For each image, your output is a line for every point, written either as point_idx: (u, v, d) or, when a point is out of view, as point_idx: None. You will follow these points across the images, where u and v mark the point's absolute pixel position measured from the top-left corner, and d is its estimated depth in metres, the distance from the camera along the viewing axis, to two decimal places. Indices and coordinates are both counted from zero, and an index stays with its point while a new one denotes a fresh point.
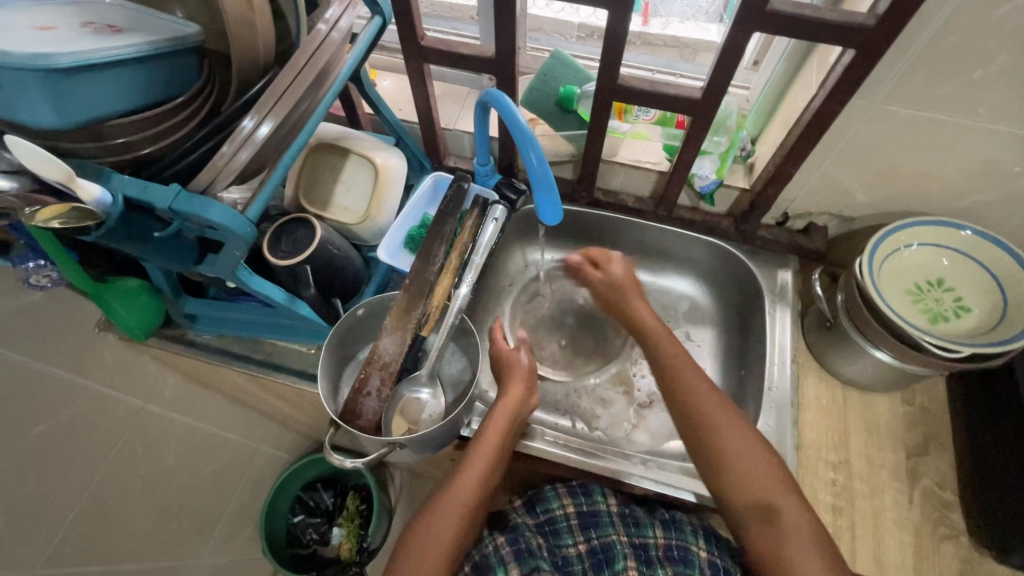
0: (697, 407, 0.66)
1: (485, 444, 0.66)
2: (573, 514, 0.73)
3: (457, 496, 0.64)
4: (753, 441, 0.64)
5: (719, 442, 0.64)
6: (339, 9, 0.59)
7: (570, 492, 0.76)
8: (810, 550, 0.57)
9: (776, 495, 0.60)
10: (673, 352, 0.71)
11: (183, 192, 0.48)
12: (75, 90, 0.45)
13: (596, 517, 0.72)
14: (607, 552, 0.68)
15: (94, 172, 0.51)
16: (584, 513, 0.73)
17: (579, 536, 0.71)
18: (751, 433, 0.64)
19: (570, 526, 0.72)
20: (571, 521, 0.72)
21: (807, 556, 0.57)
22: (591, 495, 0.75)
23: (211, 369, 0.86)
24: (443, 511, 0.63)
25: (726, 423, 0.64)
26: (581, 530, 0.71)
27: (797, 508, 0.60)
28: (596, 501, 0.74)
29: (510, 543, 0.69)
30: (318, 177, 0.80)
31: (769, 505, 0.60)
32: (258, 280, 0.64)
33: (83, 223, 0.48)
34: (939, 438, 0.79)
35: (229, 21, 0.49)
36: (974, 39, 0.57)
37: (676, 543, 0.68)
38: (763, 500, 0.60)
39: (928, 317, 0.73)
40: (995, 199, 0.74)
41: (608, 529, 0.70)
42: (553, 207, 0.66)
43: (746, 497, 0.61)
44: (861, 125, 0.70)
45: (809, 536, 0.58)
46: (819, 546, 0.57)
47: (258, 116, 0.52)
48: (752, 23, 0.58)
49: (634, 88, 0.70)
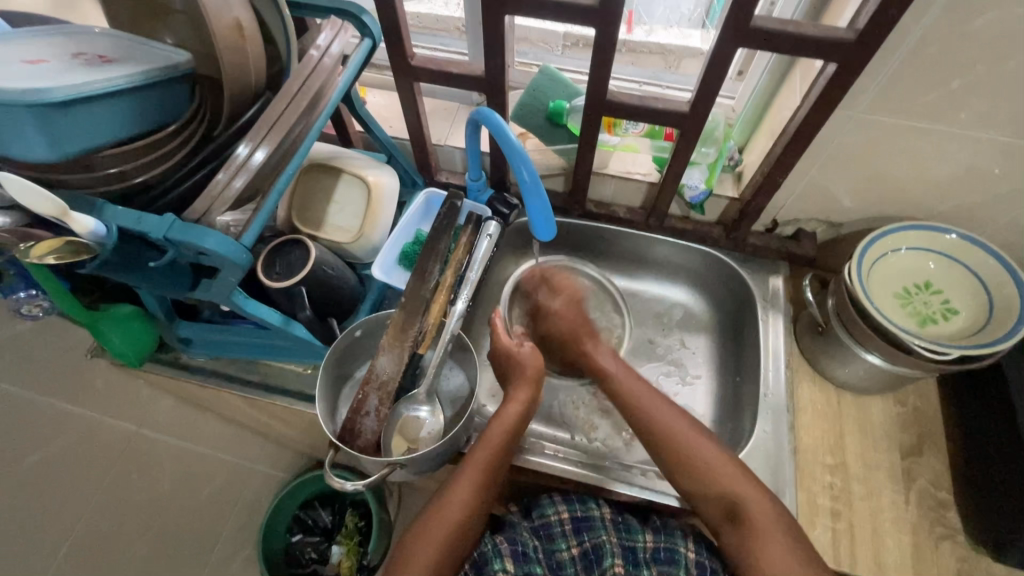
0: (652, 425, 0.69)
1: (469, 476, 0.66)
2: (567, 519, 0.72)
3: (435, 531, 0.63)
4: (713, 447, 0.66)
5: (663, 433, 0.68)
6: (331, 34, 0.61)
7: (564, 499, 0.75)
8: (777, 545, 0.59)
9: (741, 497, 0.63)
10: (626, 375, 0.75)
11: (177, 222, 0.48)
12: (69, 122, 0.45)
13: (589, 522, 0.72)
14: (597, 552, 0.69)
15: (85, 202, 0.49)
16: (578, 518, 0.72)
17: (572, 540, 0.71)
18: (709, 440, 0.67)
19: (564, 531, 0.71)
20: (565, 525, 0.72)
21: (776, 551, 0.59)
22: (586, 501, 0.75)
23: (206, 392, 0.85)
24: (419, 545, 0.62)
25: (682, 432, 0.68)
26: (574, 535, 0.71)
27: (760, 499, 0.62)
28: (590, 508, 0.73)
29: (509, 543, 0.69)
30: (311, 197, 0.80)
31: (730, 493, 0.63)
32: (253, 304, 0.64)
33: (78, 256, 0.49)
34: (932, 438, 0.80)
35: (221, 50, 0.50)
36: (952, 51, 0.59)
37: (664, 546, 0.68)
38: (732, 506, 0.63)
39: (917, 320, 0.74)
40: (976, 202, 0.75)
41: (599, 532, 0.70)
42: (547, 222, 0.67)
43: (712, 502, 0.64)
44: (845, 133, 0.71)
45: (773, 531, 0.60)
46: (787, 539, 0.59)
47: (252, 142, 0.52)
48: (736, 38, 0.59)
49: (623, 103, 0.71)
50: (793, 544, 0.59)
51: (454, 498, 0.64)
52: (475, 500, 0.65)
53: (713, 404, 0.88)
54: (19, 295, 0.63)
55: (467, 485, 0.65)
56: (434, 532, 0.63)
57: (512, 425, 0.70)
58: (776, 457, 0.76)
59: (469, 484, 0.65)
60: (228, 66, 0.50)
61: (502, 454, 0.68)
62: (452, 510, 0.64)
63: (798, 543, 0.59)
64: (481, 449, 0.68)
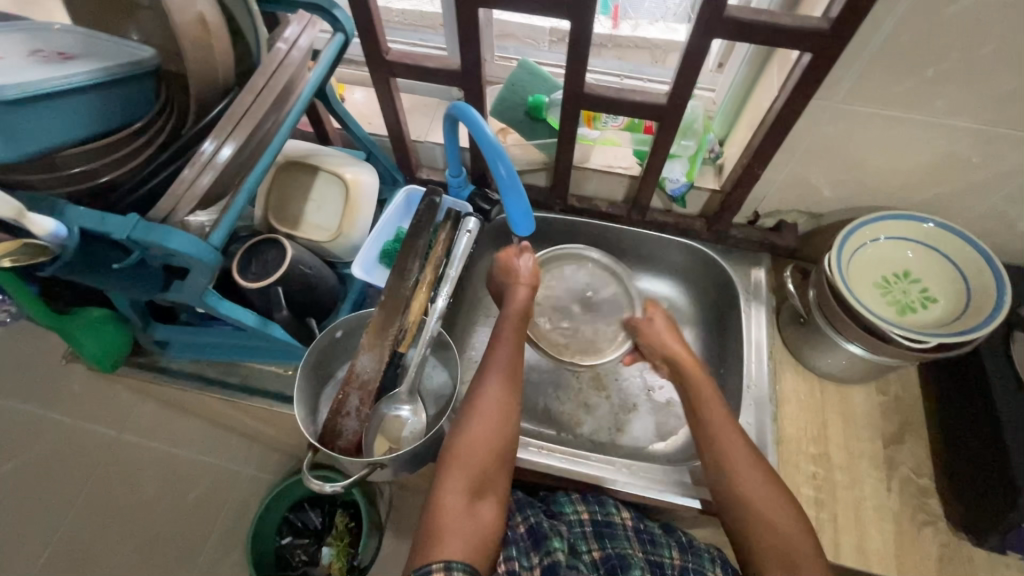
0: (722, 451, 0.65)
1: (495, 375, 0.68)
2: (588, 522, 0.72)
3: (472, 437, 0.63)
4: (779, 493, 0.62)
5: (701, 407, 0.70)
6: (298, 28, 0.60)
7: (584, 500, 0.75)
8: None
9: (800, 553, 0.58)
10: (706, 395, 0.71)
11: (141, 222, 0.47)
12: (26, 121, 0.43)
13: (612, 529, 0.71)
14: (620, 559, 0.67)
15: (47, 205, 0.48)
16: (600, 523, 0.72)
17: (593, 544, 0.70)
18: (777, 487, 0.63)
19: (585, 534, 0.70)
20: (586, 528, 0.71)
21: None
22: (606, 505, 0.75)
23: (185, 395, 0.84)
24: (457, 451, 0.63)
25: (751, 468, 0.64)
26: (595, 539, 0.70)
27: (816, 562, 0.58)
28: (611, 513, 0.73)
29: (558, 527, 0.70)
30: (288, 196, 0.79)
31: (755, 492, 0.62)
32: (226, 305, 0.62)
33: (36, 258, 0.48)
34: (913, 426, 0.81)
35: (185, 44, 0.49)
36: (925, 39, 0.59)
37: (691, 567, 0.68)
38: (787, 555, 0.58)
39: (896, 309, 0.75)
40: (953, 191, 0.76)
41: (623, 542, 0.70)
42: (525, 218, 0.67)
43: (766, 548, 0.60)
44: (823, 124, 0.71)
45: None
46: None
47: (218, 139, 0.52)
48: (712, 29, 0.59)
49: (601, 96, 0.70)
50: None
51: (484, 400, 0.66)
52: (507, 402, 0.66)
53: None
54: None
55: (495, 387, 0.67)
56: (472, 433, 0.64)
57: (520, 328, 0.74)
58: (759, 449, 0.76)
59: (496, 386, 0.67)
60: (192, 61, 0.49)
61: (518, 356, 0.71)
62: (487, 411, 0.65)
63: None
64: (498, 352, 0.71)
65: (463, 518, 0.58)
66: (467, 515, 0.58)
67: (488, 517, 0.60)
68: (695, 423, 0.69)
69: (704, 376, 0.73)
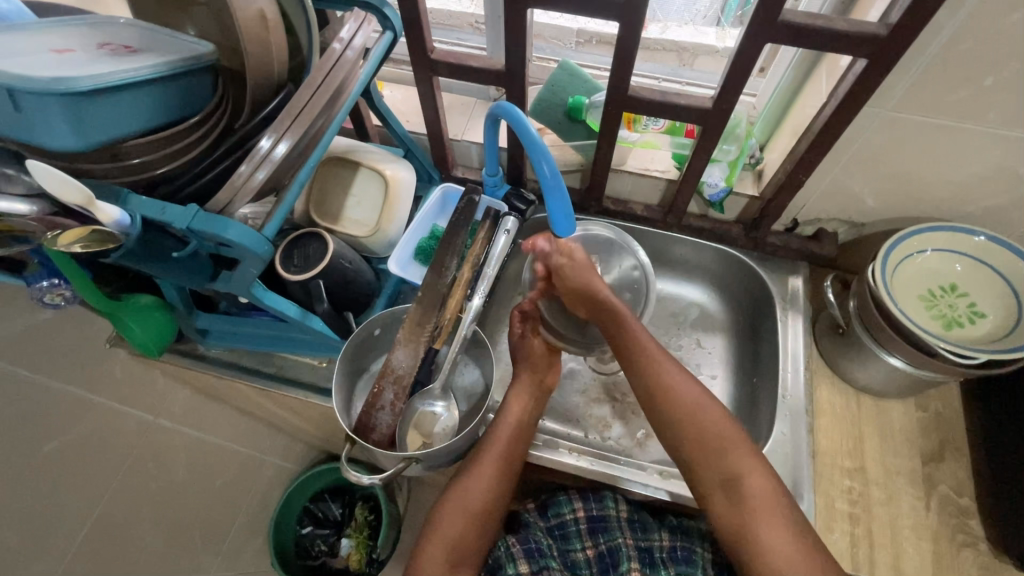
0: (677, 400, 0.66)
1: (484, 470, 0.66)
2: (584, 518, 0.72)
3: (454, 516, 0.65)
4: (720, 416, 0.65)
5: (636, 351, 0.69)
6: (353, 26, 0.61)
7: (581, 497, 0.74)
8: (773, 519, 0.59)
9: (743, 470, 0.61)
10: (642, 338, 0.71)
11: (201, 213, 0.48)
12: (95, 113, 0.45)
13: (605, 523, 0.71)
14: (613, 554, 0.69)
15: (111, 194, 0.50)
16: (595, 518, 0.72)
17: (588, 541, 0.71)
18: (722, 412, 0.66)
19: (579, 530, 0.72)
20: (581, 525, 0.72)
21: (768, 528, 0.59)
22: (603, 500, 0.74)
23: (222, 383, 0.86)
24: (445, 520, 0.65)
25: (699, 404, 0.66)
26: (589, 536, 0.71)
27: (762, 477, 0.61)
28: (607, 507, 0.73)
29: (521, 542, 0.70)
30: (329, 190, 0.79)
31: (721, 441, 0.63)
32: (271, 296, 0.64)
33: (104, 245, 0.49)
34: (954, 444, 0.79)
35: (244, 40, 0.50)
36: (986, 48, 0.58)
37: (681, 545, 0.69)
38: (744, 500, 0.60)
39: (942, 323, 0.73)
40: (1007, 204, 0.74)
41: (615, 533, 0.70)
42: (566, 220, 0.68)
43: (712, 473, 0.63)
44: (872, 132, 0.70)
45: (773, 506, 0.59)
46: (785, 521, 0.59)
47: (275, 135, 0.53)
48: (764, 33, 0.58)
49: (645, 98, 0.70)
50: (788, 524, 0.59)
51: (468, 494, 0.66)
52: (497, 490, 0.67)
53: (729, 405, 0.87)
54: (42, 284, 0.64)
55: (489, 464, 0.67)
56: (460, 506, 0.65)
57: (522, 415, 0.71)
58: (794, 461, 0.75)
59: (483, 476, 0.66)
60: (251, 57, 0.51)
61: (518, 438, 0.69)
62: (467, 503, 0.66)
63: (794, 519, 0.59)
64: (492, 444, 0.68)
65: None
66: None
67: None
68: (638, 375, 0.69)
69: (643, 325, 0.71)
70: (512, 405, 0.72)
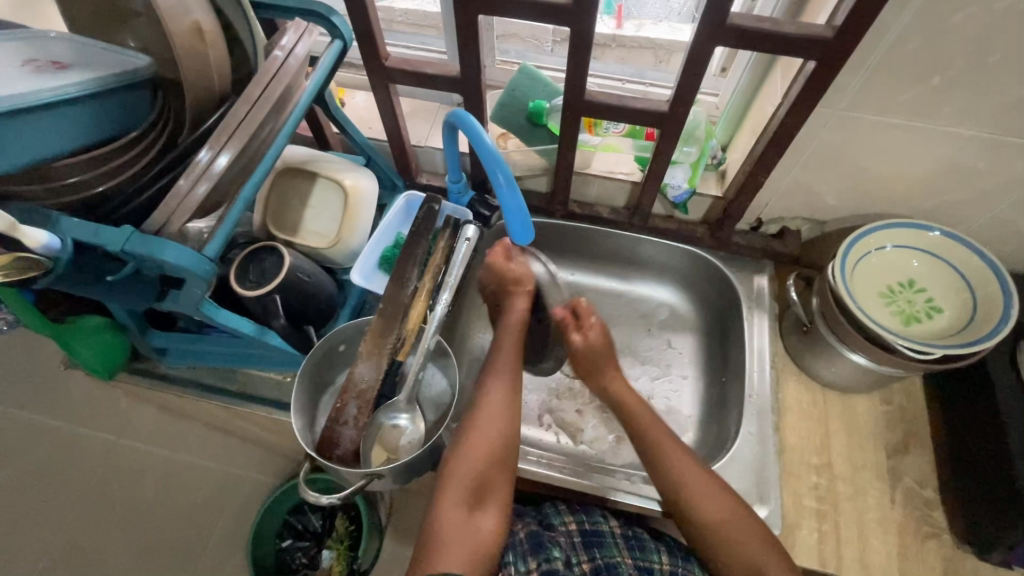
0: (689, 488, 0.64)
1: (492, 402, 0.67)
2: (577, 531, 0.70)
3: (469, 457, 0.62)
4: (722, 499, 0.63)
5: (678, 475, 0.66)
6: (295, 36, 0.59)
7: (571, 511, 0.73)
8: None
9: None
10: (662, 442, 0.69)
11: (135, 234, 0.46)
12: (17, 133, 0.42)
13: (600, 537, 0.70)
14: (610, 569, 0.66)
15: (38, 216, 0.47)
16: (588, 532, 0.70)
17: (582, 555, 0.68)
18: (728, 497, 0.63)
19: (574, 544, 0.69)
20: (575, 538, 0.70)
21: None
22: (593, 515, 0.73)
23: (183, 401, 0.84)
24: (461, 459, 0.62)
25: (726, 514, 0.62)
26: (585, 549, 0.68)
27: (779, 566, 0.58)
28: (599, 522, 0.71)
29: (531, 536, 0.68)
30: (286, 202, 0.78)
31: (753, 560, 0.59)
32: (223, 314, 0.62)
33: (27, 274, 0.47)
34: (918, 437, 0.80)
35: (179, 53, 0.48)
36: (931, 47, 0.58)
37: (682, 572, 0.67)
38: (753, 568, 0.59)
39: (901, 319, 0.74)
40: (961, 199, 0.75)
41: (612, 550, 0.68)
42: (525, 228, 0.67)
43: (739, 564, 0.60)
44: (827, 131, 0.70)
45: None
46: None
47: (214, 148, 0.51)
48: (715, 35, 0.58)
49: (602, 102, 0.70)
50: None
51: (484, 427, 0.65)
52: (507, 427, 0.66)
53: (699, 404, 0.87)
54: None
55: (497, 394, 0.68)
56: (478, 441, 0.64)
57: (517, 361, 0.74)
58: (760, 460, 0.75)
59: (492, 417, 0.66)
60: (187, 71, 0.49)
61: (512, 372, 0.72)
62: (482, 447, 0.63)
63: None
64: (495, 386, 0.69)
65: (463, 524, 0.58)
66: (470, 530, 0.58)
67: (490, 528, 0.59)
68: (660, 480, 0.67)
69: (651, 413, 0.73)
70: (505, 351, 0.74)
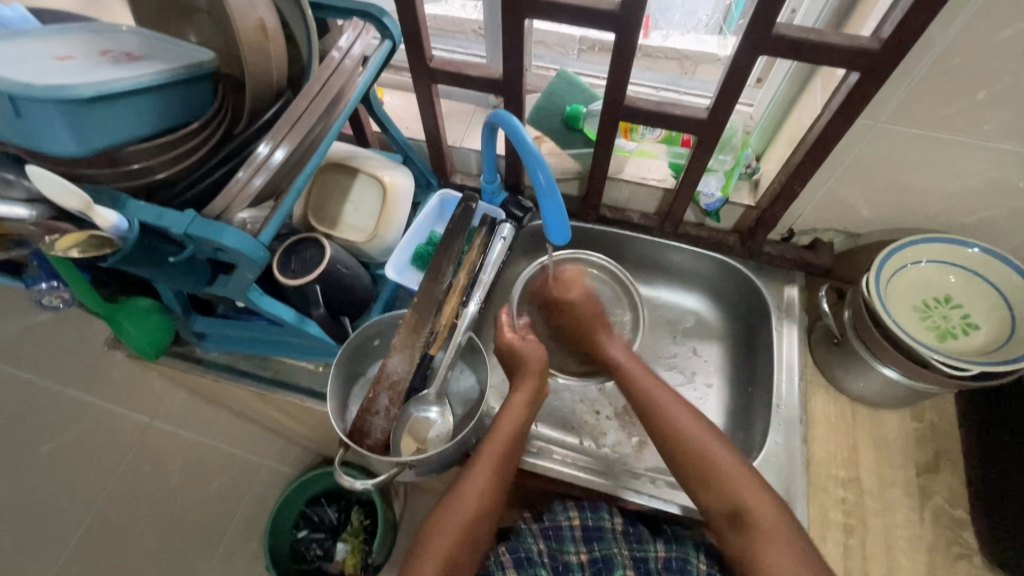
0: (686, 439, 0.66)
1: (482, 470, 0.65)
2: (579, 527, 0.72)
3: (448, 528, 0.62)
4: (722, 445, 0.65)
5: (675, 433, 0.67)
6: (353, 35, 0.62)
7: (577, 506, 0.74)
8: (782, 547, 0.57)
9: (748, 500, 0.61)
10: (646, 380, 0.72)
11: (197, 218, 0.49)
12: (95, 120, 0.45)
13: (600, 532, 0.71)
14: (607, 561, 0.68)
15: (108, 198, 0.51)
16: (589, 526, 0.72)
17: (582, 546, 0.70)
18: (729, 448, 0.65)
19: (574, 537, 0.71)
20: (576, 532, 0.71)
21: (775, 550, 0.57)
22: (598, 510, 0.74)
23: (219, 387, 0.87)
24: (440, 528, 0.63)
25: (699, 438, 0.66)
26: (584, 542, 0.70)
27: (765, 502, 0.60)
28: (602, 517, 0.72)
29: (512, 551, 0.69)
30: (327, 196, 0.80)
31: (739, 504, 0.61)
32: (268, 300, 0.65)
33: (100, 250, 0.50)
34: (950, 455, 0.78)
35: (245, 49, 0.51)
36: (978, 62, 0.58)
37: (676, 556, 0.68)
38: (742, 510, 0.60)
39: (937, 334, 0.73)
40: (1001, 216, 0.74)
41: (611, 544, 0.70)
42: (562, 226, 0.67)
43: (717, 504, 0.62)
44: (866, 143, 0.70)
45: (779, 535, 0.58)
46: (791, 544, 0.58)
47: (273, 142, 0.53)
48: (759, 45, 0.59)
49: (641, 108, 0.71)
50: (792, 545, 0.58)
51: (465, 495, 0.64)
52: (490, 495, 0.64)
53: (724, 413, 0.87)
54: (42, 286, 0.66)
55: (485, 465, 0.65)
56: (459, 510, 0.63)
57: (518, 428, 0.68)
58: (787, 470, 0.75)
59: (478, 489, 0.64)
60: (251, 65, 0.51)
61: (513, 444, 0.68)
62: (462, 513, 0.63)
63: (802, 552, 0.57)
64: (488, 449, 0.66)
65: None
66: None
67: None
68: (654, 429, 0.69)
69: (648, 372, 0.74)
70: (508, 415, 0.69)
